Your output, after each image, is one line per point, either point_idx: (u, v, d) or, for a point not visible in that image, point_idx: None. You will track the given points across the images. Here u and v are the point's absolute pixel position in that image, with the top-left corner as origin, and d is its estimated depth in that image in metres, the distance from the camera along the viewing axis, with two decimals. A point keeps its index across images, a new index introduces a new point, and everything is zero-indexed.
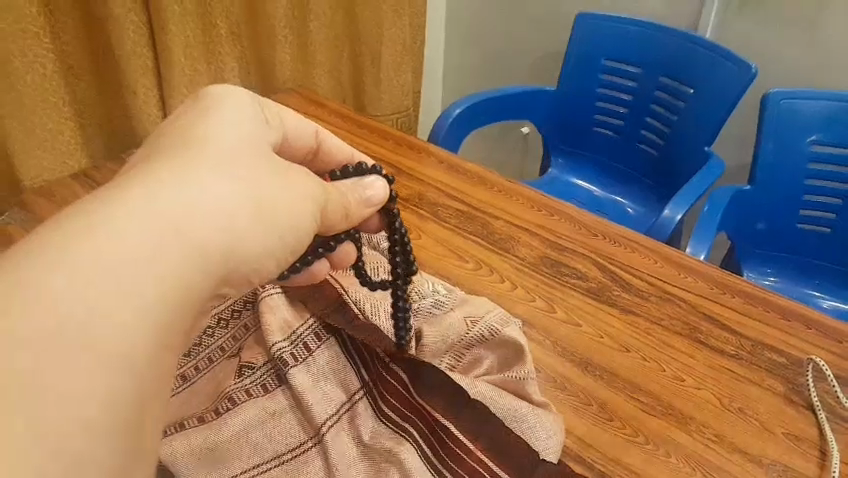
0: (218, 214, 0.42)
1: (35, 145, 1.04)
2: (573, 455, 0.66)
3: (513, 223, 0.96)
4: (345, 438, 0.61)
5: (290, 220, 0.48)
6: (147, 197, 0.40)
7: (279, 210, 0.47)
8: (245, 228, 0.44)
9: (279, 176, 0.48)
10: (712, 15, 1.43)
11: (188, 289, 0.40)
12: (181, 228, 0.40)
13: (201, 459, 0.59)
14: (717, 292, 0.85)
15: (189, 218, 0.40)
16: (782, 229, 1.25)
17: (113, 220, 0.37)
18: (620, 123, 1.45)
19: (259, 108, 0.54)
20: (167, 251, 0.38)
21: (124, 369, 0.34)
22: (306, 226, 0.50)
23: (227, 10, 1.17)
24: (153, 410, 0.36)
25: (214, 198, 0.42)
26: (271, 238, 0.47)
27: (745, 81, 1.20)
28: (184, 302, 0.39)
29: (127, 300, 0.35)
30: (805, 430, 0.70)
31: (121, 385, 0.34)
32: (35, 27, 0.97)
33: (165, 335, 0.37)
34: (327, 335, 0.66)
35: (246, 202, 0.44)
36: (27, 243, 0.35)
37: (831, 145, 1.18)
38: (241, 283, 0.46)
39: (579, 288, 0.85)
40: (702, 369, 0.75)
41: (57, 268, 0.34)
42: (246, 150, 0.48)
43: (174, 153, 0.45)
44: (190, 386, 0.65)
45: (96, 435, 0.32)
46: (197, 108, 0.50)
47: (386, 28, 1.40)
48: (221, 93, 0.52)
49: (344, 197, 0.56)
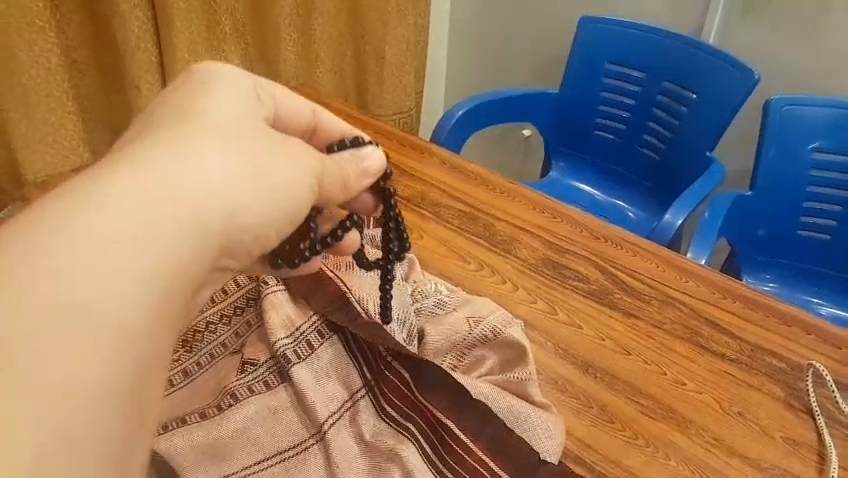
0: (216, 188, 0.41)
1: (39, 139, 1.03)
2: (574, 457, 0.66)
3: (515, 224, 0.96)
4: (346, 436, 0.61)
5: (287, 193, 0.48)
6: (147, 170, 0.39)
7: (276, 183, 0.47)
8: (243, 203, 0.43)
9: (275, 151, 0.48)
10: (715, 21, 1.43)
11: (188, 264, 0.39)
12: (180, 202, 0.39)
13: (203, 455, 0.59)
14: (717, 297, 0.85)
15: (188, 192, 0.40)
16: (782, 235, 1.25)
17: (110, 194, 0.36)
18: (622, 127, 1.46)
19: (254, 85, 0.53)
20: (167, 224, 0.38)
21: (128, 346, 0.33)
22: (303, 197, 0.50)
23: (232, 7, 1.18)
24: (158, 383, 0.36)
25: (211, 172, 0.42)
26: (266, 213, 0.46)
27: (747, 87, 1.21)
28: (185, 277, 0.38)
29: (128, 276, 0.35)
30: (805, 435, 0.70)
31: (125, 361, 0.33)
32: (41, 21, 0.97)
33: (168, 309, 0.36)
34: (330, 333, 0.66)
35: (243, 175, 0.44)
36: (22, 217, 0.34)
37: (831, 152, 1.19)
38: (241, 256, 0.46)
39: (580, 291, 0.86)
40: (702, 373, 0.76)
41: (56, 242, 0.33)
42: (245, 124, 0.48)
43: (172, 126, 0.44)
44: (191, 382, 0.65)
45: (102, 414, 0.31)
46: (193, 82, 0.49)
47: (392, 28, 1.40)
48: (214, 71, 0.51)
49: (342, 168, 0.55)
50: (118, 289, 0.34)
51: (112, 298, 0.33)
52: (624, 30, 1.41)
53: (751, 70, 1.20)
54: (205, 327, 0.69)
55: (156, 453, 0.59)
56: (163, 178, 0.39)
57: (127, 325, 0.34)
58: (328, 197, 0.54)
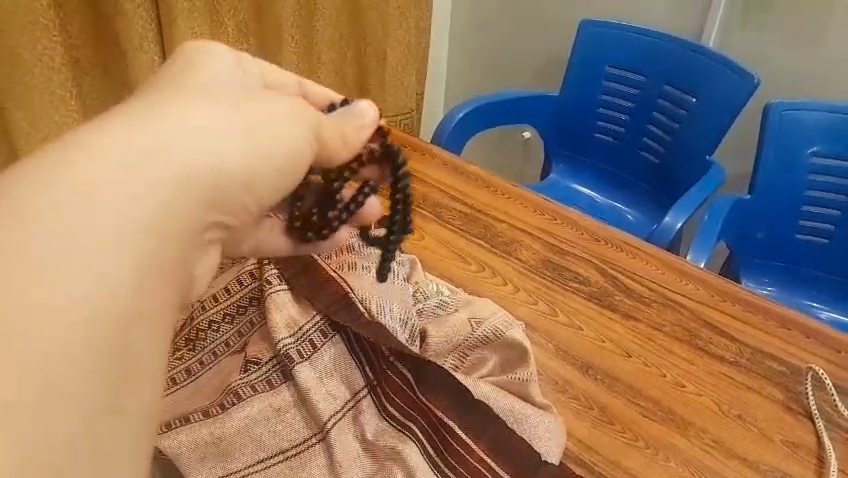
0: (204, 148, 0.42)
1: (41, 138, 1.04)
2: (574, 457, 0.67)
3: (516, 226, 0.96)
4: (349, 435, 0.62)
5: (280, 149, 0.48)
6: (138, 132, 0.39)
7: (267, 139, 0.47)
8: (233, 160, 0.44)
9: (265, 109, 0.48)
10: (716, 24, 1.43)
11: (179, 221, 0.39)
12: (168, 162, 0.39)
13: (206, 454, 0.59)
14: (717, 300, 0.85)
15: (174, 151, 0.40)
16: (780, 238, 1.26)
17: (95, 157, 0.37)
18: (621, 129, 1.46)
19: (236, 56, 0.53)
20: (155, 183, 0.38)
21: (121, 300, 0.34)
22: (299, 151, 0.50)
23: (235, 8, 1.18)
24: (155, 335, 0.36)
25: (197, 132, 0.42)
26: (259, 171, 0.47)
27: (748, 91, 1.21)
28: (176, 234, 0.39)
29: (117, 233, 0.35)
30: (804, 437, 0.71)
31: (115, 312, 0.33)
32: (44, 20, 0.97)
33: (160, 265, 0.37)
34: (333, 332, 0.67)
35: (230, 134, 0.44)
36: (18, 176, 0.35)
37: (830, 156, 1.20)
38: (240, 212, 0.47)
39: (581, 293, 0.86)
40: (702, 375, 0.76)
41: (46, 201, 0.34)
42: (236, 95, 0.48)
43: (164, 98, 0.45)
44: (193, 381, 0.66)
45: (102, 369, 0.32)
46: (184, 61, 0.51)
47: (392, 29, 1.42)
48: (202, 50, 0.52)
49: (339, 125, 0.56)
50: (107, 246, 0.34)
51: (101, 255, 0.34)
52: (623, 32, 1.41)
53: (750, 74, 1.21)
54: (208, 326, 0.69)
55: (159, 451, 0.59)
56: (148, 139, 0.39)
57: (118, 278, 0.34)
58: (329, 157, 0.55)
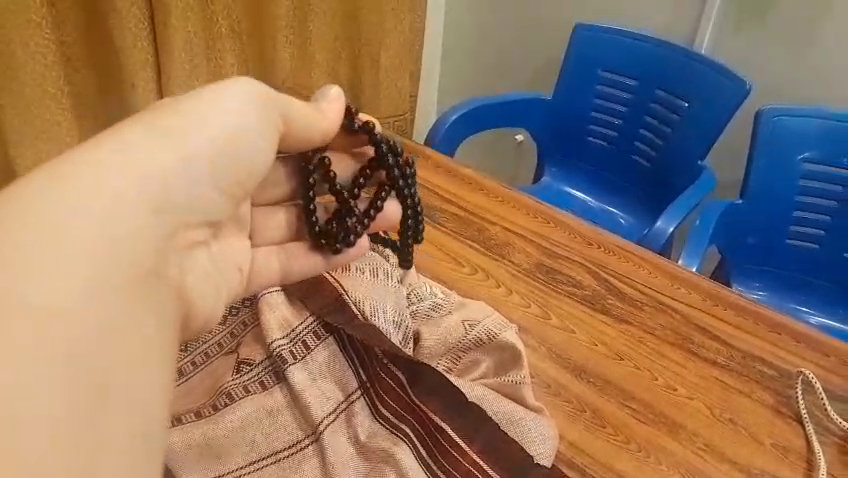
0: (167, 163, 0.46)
1: (34, 135, 1.03)
2: (566, 460, 0.67)
3: (509, 229, 0.97)
4: (341, 437, 0.61)
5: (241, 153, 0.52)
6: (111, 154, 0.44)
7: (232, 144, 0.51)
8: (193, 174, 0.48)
9: (224, 104, 0.52)
10: (709, 27, 1.47)
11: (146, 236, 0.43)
12: (131, 180, 0.43)
13: (199, 455, 0.59)
14: (708, 304, 0.86)
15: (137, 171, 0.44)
16: (771, 244, 1.27)
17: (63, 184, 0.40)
18: (614, 133, 1.47)
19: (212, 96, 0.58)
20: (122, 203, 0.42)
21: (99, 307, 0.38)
22: (268, 131, 0.54)
23: (229, 7, 1.18)
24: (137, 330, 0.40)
25: (157, 153, 0.46)
26: (221, 170, 0.51)
27: (741, 96, 1.22)
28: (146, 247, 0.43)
29: (87, 252, 0.39)
30: (794, 441, 0.71)
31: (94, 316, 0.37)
32: (38, 17, 0.97)
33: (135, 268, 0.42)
34: (326, 334, 0.67)
35: (188, 147, 0.48)
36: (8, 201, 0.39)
37: (820, 163, 1.21)
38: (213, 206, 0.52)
39: (574, 296, 0.86)
40: (693, 379, 0.76)
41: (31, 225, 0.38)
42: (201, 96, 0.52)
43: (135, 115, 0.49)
44: (185, 382, 0.65)
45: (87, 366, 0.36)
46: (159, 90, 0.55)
47: (388, 31, 1.42)
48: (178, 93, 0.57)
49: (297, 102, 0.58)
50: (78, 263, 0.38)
51: (73, 271, 0.37)
52: (617, 37, 1.42)
53: (742, 80, 1.22)
54: None
55: None
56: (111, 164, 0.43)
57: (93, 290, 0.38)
58: (301, 137, 0.59)
